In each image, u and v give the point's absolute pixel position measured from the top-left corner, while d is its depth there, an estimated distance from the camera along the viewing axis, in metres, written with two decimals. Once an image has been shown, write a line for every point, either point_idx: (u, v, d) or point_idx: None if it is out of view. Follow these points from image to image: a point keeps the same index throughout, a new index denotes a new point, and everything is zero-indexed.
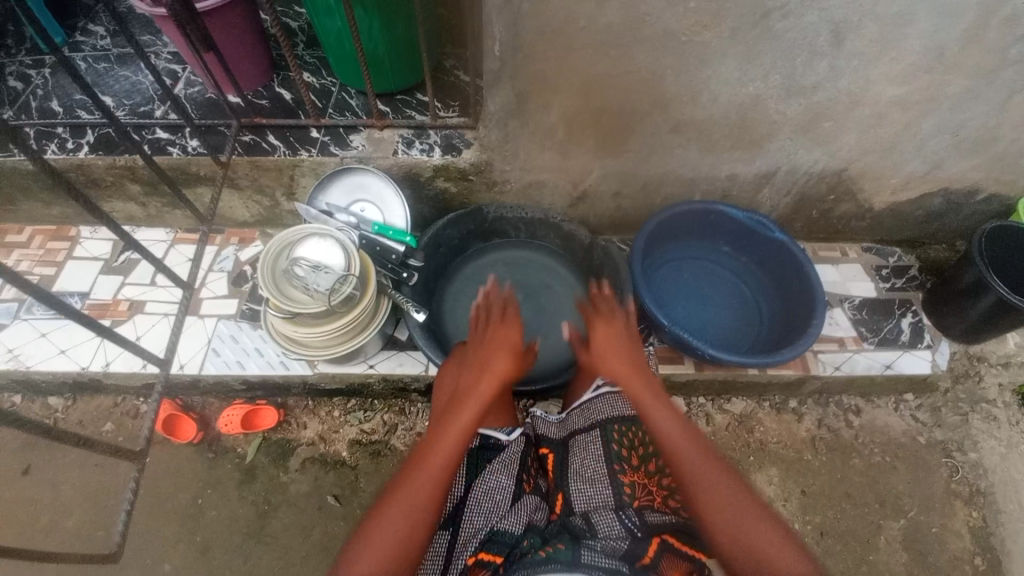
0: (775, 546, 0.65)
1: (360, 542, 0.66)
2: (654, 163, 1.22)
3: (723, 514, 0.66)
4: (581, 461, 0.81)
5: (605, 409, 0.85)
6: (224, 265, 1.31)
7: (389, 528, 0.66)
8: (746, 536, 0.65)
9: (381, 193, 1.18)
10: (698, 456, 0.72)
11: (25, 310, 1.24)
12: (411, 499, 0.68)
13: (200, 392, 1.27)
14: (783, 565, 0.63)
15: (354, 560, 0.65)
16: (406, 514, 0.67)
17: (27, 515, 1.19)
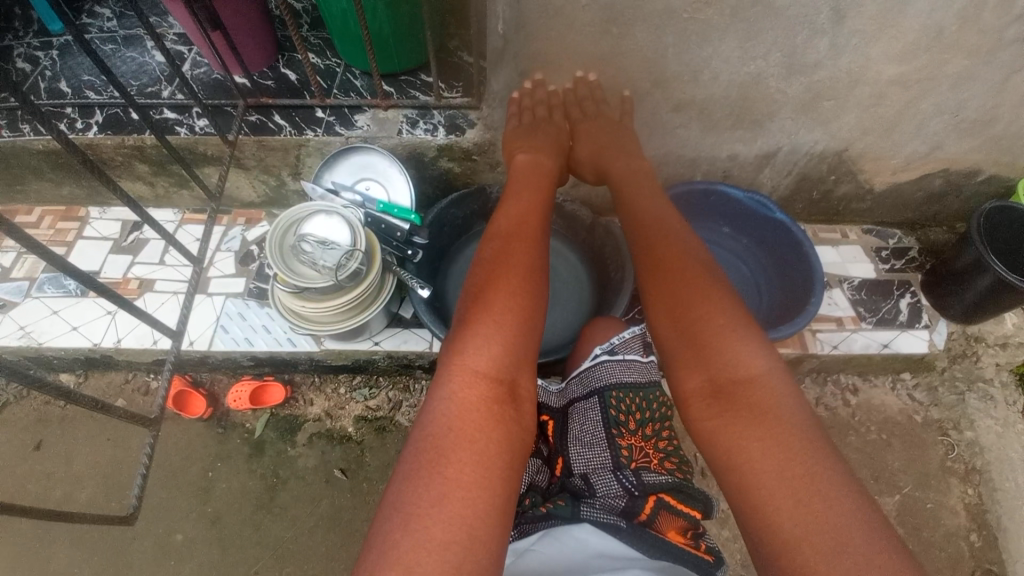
0: (732, 339, 0.69)
1: (475, 321, 0.69)
2: (654, 142, 1.23)
3: (696, 309, 0.73)
4: (580, 427, 0.84)
5: (604, 375, 0.85)
6: (230, 246, 1.33)
7: (506, 312, 0.69)
8: (708, 328, 0.71)
9: (386, 172, 1.20)
10: (682, 267, 0.78)
11: (36, 289, 1.26)
12: (518, 290, 0.72)
13: (208, 368, 1.30)
14: (737, 356, 0.68)
15: (478, 339, 0.67)
16: (517, 302, 0.71)
17: (41, 488, 1.22)
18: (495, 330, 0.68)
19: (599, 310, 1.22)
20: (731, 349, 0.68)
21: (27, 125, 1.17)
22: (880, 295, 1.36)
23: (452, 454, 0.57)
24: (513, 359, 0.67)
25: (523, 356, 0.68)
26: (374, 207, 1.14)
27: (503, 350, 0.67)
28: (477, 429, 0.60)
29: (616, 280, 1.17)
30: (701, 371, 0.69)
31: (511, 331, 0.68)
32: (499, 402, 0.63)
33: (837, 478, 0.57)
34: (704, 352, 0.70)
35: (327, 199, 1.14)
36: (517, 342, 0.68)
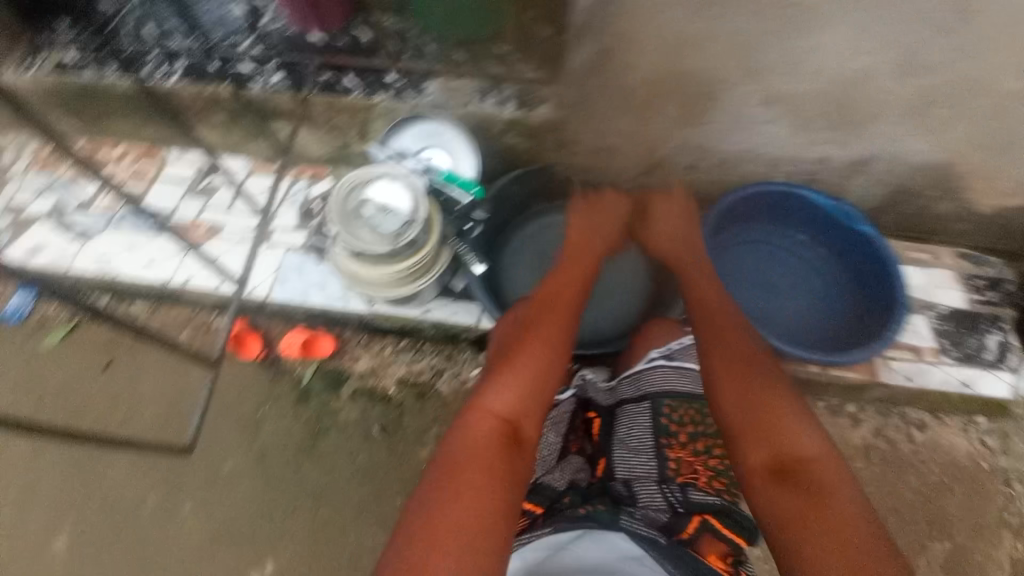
0: (792, 423, 0.74)
1: (507, 373, 0.77)
2: (736, 139, 1.14)
3: (758, 392, 0.77)
4: (627, 430, 0.85)
5: (660, 381, 0.86)
6: (294, 199, 1.37)
7: (536, 371, 0.77)
8: (770, 411, 0.75)
9: (453, 142, 1.19)
10: (738, 347, 0.83)
11: (116, 221, 1.36)
12: (550, 355, 0.80)
13: (268, 314, 1.35)
14: (797, 438, 0.72)
15: (500, 385, 0.75)
16: (548, 365, 0.78)
17: (111, 404, 1.34)
18: (515, 379, 0.76)
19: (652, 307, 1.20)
20: (780, 427, 0.74)
21: (110, 64, 1.25)
22: (966, 328, 1.25)
23: (463, 473, 0.65)
24: (534, 410, 0.74)
25: (535, 404, 0.75)
26: (437, 177, 1.14)
27: (519, 397, 0.74)
28: (488, 456, 0.67)
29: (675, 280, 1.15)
30: (764, 447, 0.72)
31: (539, 386, 0.76)
32: (508, 438, 0.70)
33: (891, 562, 0.59)
34: (767, 431, 0.74)
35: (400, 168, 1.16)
36: (540, 399, 0.76)
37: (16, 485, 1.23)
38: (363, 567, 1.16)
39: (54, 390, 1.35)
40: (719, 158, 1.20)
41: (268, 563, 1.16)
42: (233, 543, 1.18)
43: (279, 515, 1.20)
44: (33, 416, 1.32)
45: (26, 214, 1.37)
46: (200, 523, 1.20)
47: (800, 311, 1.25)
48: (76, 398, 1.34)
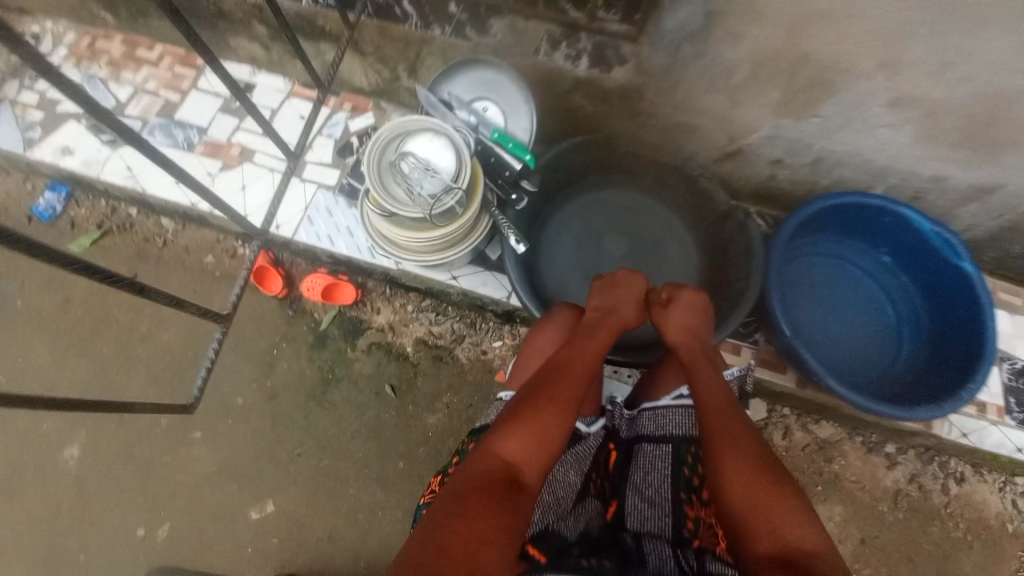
0: (792, 511, 0.63)
1: (502, 428, 0.70)
2: (841, 139, 0.97)
3: (757, 472, 0.66)
4: (643, 474, 0.78)
5: (686, 423, 0.79)
6: (332, 133, 1.27)
7: (539, 430, 0.70)
8: (770, 494, 0.64)
9: (512, 98, 1.05)
10: (736, 424, 0.72)
11: (145, 131, 1.29)
12: (557, 414, 0.72)
13: (292, 251, 1.30)
14: (798, 528, 0.61)
15: (509, 430, 0.69)
16: (552, 421, 0.71)
17: (131, 318, 1.32)
18: (529, 428, 0.70)
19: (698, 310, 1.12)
20: (786, 517, 0.62)
21: None
22: None
23: (458, 517, 0.58)
24: (532, 467, 0.67)
25: (540, 461, 0.68)
26: (488, 134, 1.02)
27: (526, 449, 0.68)
28: (487, 505, 0.60)
29: (734, 289, 1.04)
30: (764, 535, 0.61)
31: (535, 444, 0.69)
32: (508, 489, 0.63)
33: None
34: (765, 516, 0.62)
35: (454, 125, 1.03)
36: (541, 458, 0.68)
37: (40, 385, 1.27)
38: (358, 522, 1.16)
39: (77, 297, 1.33)
40: (812, 158, 1.04)
41: (267, 502, 1.17)
42: (236, 476, 1.19)
43: (283, 457, 1.21)
44: (54, 317, 1.32)
45: (59, 110, 1.33)
46: (207, 451, 1.21)
47: (867, 340, 1.13)
48: (97, 307, 1.32)
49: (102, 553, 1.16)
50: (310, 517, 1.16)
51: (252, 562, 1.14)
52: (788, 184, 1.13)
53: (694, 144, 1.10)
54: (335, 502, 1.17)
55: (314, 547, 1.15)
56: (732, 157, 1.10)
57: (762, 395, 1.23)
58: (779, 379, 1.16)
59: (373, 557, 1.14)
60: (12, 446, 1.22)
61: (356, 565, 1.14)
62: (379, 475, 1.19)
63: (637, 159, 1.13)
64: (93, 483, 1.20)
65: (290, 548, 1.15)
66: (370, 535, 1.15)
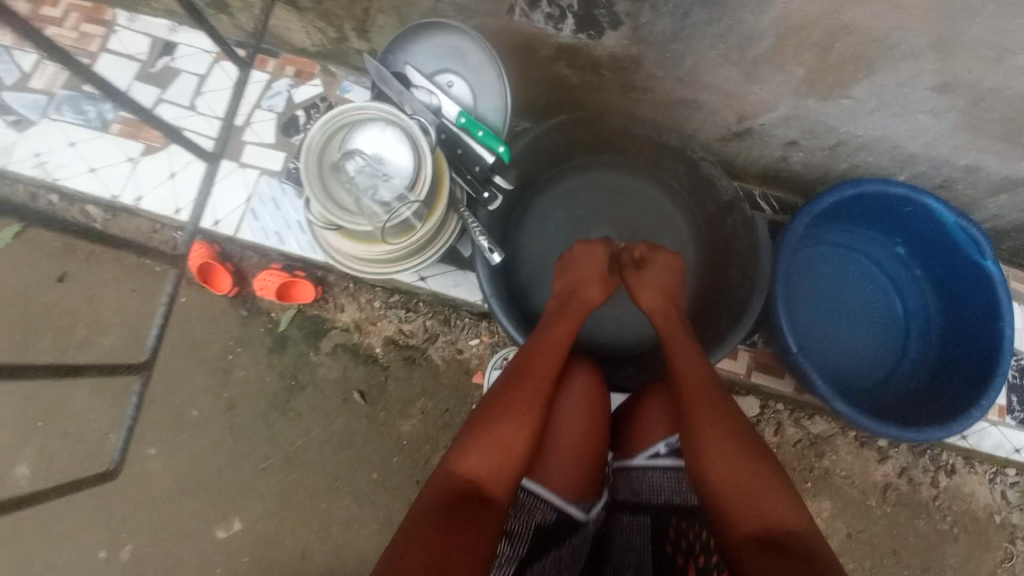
0: (775, 489, 0.60)
1: (466, 437, 0.68)
2: (871, 122, 0.83)
3: (734, 451, 0.64)
4: (629, 557, 0.71)
5: (660, 489, 0.71)
6: (273, 106, 1.09)
7: (505, 434, 0.67)
8: (749, 473, 0.62)
9: (480, 70, 0.87)
10: (710, 400, 0.69)
11: (54, 109, 1.10)
12: (523, 411, 0.70)
13: (242, 243, 1.09)
14: (783, 508, 0.59)
15: (471, 443, 0.67)
16: (519, 422, 0.69)
17: (63, 324, 1.17)
18: (492, 438, 0.67)
19: (697, 312, 1.01)
20: (767, 493, 0.60)
21: None
22: None
23: (414, 544, 0.55)
24: (501, 474, 0.65)
25: (507, 472, 0.66)
26: (454, 118, 0.85)
27: (489, 462, 0.65)
28: (447, 527, 0.57)
29: (735, 293, 0.93)
30: (749, 517, 0.59)
31: (501, 450, 0.66)
32: (472, 507, 0.61)
33: None
34: (748, 496, 0.60)
35: (415, 111, 0.85)
36: (510, 463, 0.66)
37: None
38: (332, 537, 1.10)
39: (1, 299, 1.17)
40: (832, 141, 0.90)
41: (234, 521, 1.11)
42: (198, 493, 1.12)
43: (247, 471, 1.13)
44: None
45: None
46: (164, 467, 1.13)
47: (874, 340, 1.04)
48: (23, 311, 1.17)
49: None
50: (283, 532, 1.11)
51: None
52: (802, 167, 0.98)
53: (697, 123, 0.94)
54: (308, 517, 1.11)
55: (285, 565, 1.10)
56: (740, 138, 0.95)
57: (754, 391, 1.13)
58: (776, 383, 1.11)
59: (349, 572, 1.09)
60: None
61: None
62: (351, 488, 1.12)
63: (629, 138, 0.97)
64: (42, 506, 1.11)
65: (263, 565, 1.10)
66: (345, 550, 1.10)
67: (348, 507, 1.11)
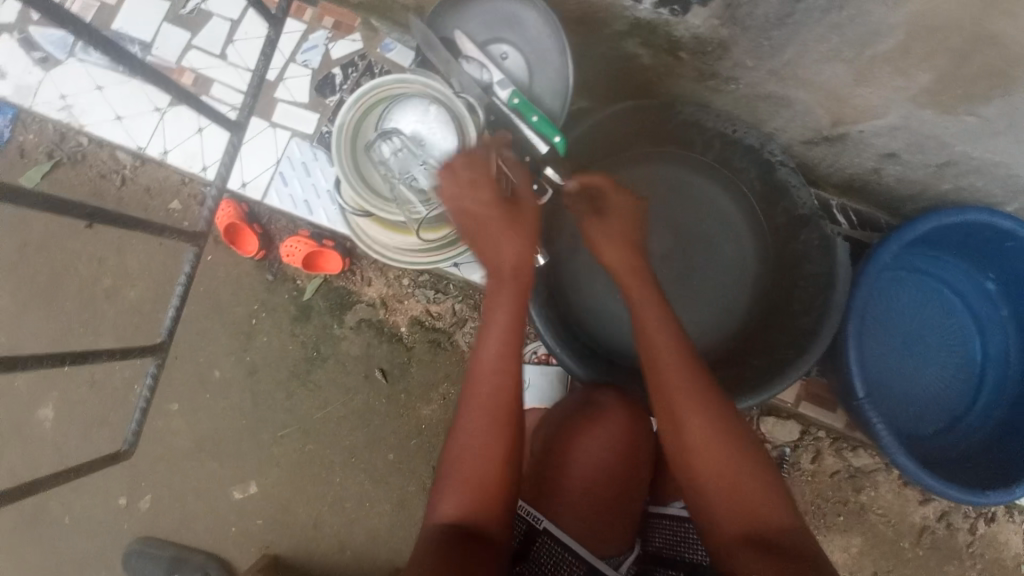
0: (757, 480, 0.62)
1: (445, 475, 0.63)
2: (992, 146, 0.72)
3: (718, 449, 0.62)
4: None
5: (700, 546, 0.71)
6: (308, 60, 1.00)
7: (479, 466, 0.62)
8: (733, 471, 0.62)
9: (539, 43, 0.78)
10: (690, 395, 0.64)
11: (81, 49, 1.04)
12: (491, 437, 0.62)
13: (269, 204, 1.03)
14: (767, 500, 0.61)
15: (450, 479, 0.63)
16: (489, 441, 0.62)
17: (90, 272, 1.15)
18: (468, 468, 0.62)
19: (748, 331, 0.93)
20: (752, 491, 0.61)
21: None
22: None
23: None
24: (488, 506, 0.61)
25: (492, 501, 0.62)
26: (505, 96, 0.75)
27: (471, 495, 0.61)
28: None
29: (799, 320, 0.84)
30: (737, 514, 0.60)
31: (481, 483, 0.62)
32: (461, 548, 0.58)
33: None
34: (735, 492, 0.61)
35: (462, 86, 0.75)
36: (495, 493, 0.62)
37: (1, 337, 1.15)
38: (344, 511, 1.11)
39: (32, 240, 1.16)
40: (940, 158, 0.77)
41: (250, 484, 1.12)
42: (216, 453, 1.13)
43: (264, 438, 1.13)
44: (10, 263, 1.16)
45: None
46: (184, 424, 1.13)
47: (940, 382, 0.96)
48: (52, 255, 1.16)
49: (87, 515, 1.14)
50: (297, 500, 1.11)
51: (236, 539, 1.12)
52: (893, 183, 0.86)
53: (781, 123, 0.82)
54: (322, 489, 1.11)
55: (298, 532, 1.11)
56: (829, 143, 0.82)
57: (796, 417, 1.06)
58: (826, 416, 1.04)
59: (358, 547, 1.10)
60: None
61: (342, 552, 1.10)
62: (366, 466, 1.11)
63: (699, 132, 0.86)
64: (69, 447, 1.14)
65: (277, 529, 1.11)
66: (356, 525, 1.10)
67: (361, 483, 1.11)
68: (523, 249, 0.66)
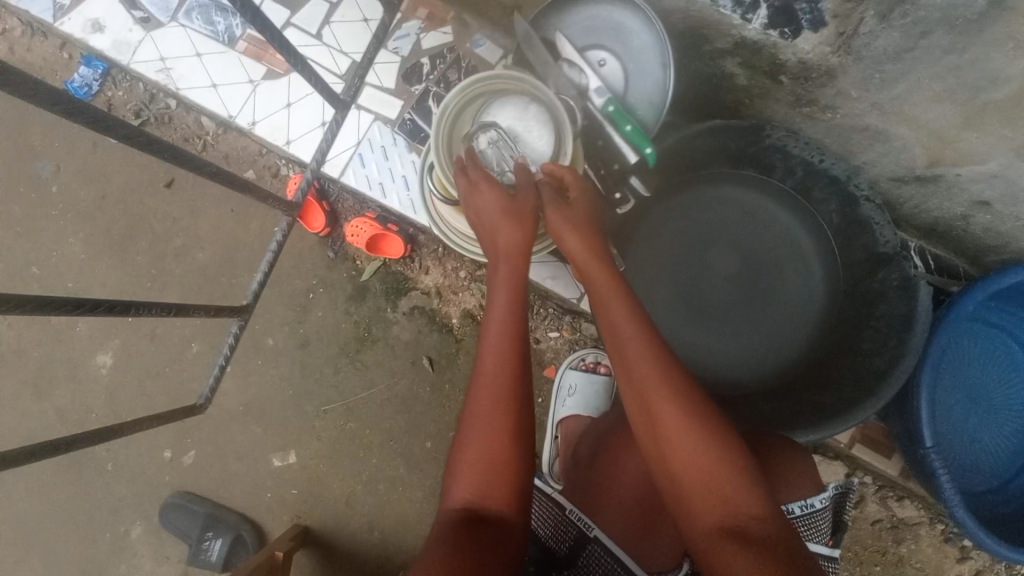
0: (737, 476, 0.58)
1: (455, 457, 0.62)
2: None
3: (694, 443, 0.59)
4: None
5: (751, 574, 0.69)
6: (399, 48, 1.02)
7: (485, 445, 0.61)
8: (708, 465, 0.58)
9: (640, 55, 0.80)
10: (663, 383, 0.60)
11: (183, 14, 1.08)
12: (492, 416, 0.61)
13: (343, 183, 1.06)
14: (747, 496, 0.56)
15: (458, 463, 0.61)
16: (490, 423, 0.61)
17: (164, 230, 1.19)
18: (471, 452, 0.61)
19: (809, 363, 0.91)
20: (728, 484, 0.57)
21: None
22: None
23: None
24: (500, 487, 0.60)
25: (498, 487, 0.60)
26: (601, 103, 0.76)
27: (476, 480, 0.60)
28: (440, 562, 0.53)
29: (868, 359, 0.82)
30: (718, 513, 0.56)
31: (490, 463, 0.60)
32: (467, 532, 0.57)
33: None
34: (714, 488, 0.57)
35: (559, 88, 0.77)
36: (505, 474, 0.60)
37: (72, 282, 1.20)
38: (377, 492, 1.12)
39: (113, 193, 1.21)
40: None
41: (290, 453, 1.15)
42: (260, 419, 1.16)
43: (308, 410, 1.15)
44: (90, 212, 1.21)
45: None
46: (232, 386, 1.16)
47: (1000, 440, 0.92)
48: (130, 210, 1.20)
49: (132, 463, 1.18)
50: (332, 475, 1.13)
51: (270, 506, 1.15)
52: (978, 232, 0.84)
53: (871, 158, 0.81)
54: (358, 466, 1.13)
55: (330, 505, 1.13)
56: (920, 183, 0.81)
57: (843, 457, 1.04)
58: (879, 461, 1.02)
59: (386, 528, 1.12)
60: (50, 339, 1.21)
61: (370, 532, 1.12)
62: (403, 449, 1.12)
63: (783, 157, 0.85)
64: (123, 395, 1.18)
65: (310, 500, 1.14)
66: (385, 507, 1.12)
67: (396, 466, 1.12)
68: (517, 231, 0.68)
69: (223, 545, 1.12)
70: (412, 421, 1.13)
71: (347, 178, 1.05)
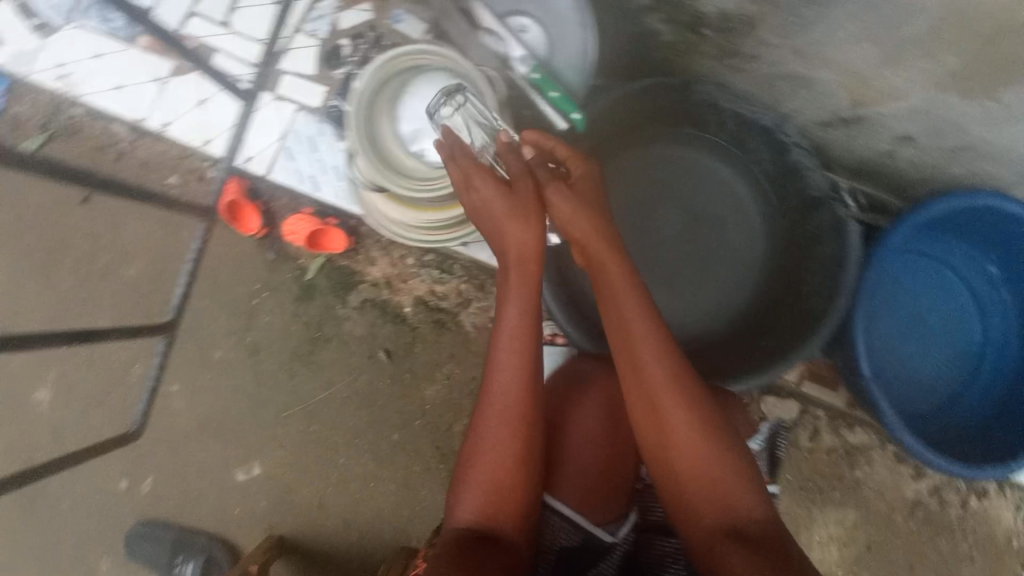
0: (738, 478, 0.61)
1: (462, 478, 0.65)
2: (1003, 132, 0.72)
3: (700, 446, 0.61)
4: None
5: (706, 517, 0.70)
6: (314, 31, 0.97)
7: (495, 465, 0.63)
8: (711, 468, 0.61)
9: (559, 15, 0.78)
10: (672, 390, 0.62)
11: (76, 14, 0.99)
12: (501, 435, 0.64)
13: (272, 179, 1.00)
14: (746, 499, 0.60)
15: (469, 482, 0.63)
16: (500, 441, 0.64)
17: (86, 250, 1.12)
18: (482, 472, 0.63)
19: (756, 310, 0.93)
20: (730, 487, 0.60)
21: None
22: None
23: None
24: (508, 508, 0.62)
25: (506, 503, 0.62)
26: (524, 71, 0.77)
27: (487, 498, 0.62)
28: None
29: (808, 299, 0.84)
30: (719, 514, 0.59)
31: (497, 485, 0.62)
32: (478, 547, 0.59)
33: None
34: (716, 490, 0.60)
35: (478, 58, 0.78)
36: (513, 494, 0.63)
37: None
38: (348, 490, 1.10)
39: (24, 217, 1.12)
40: (954, 142, 0.77)
41: (253, 465, 1.11)
42: (217, 435, 1.11)
43: (267, 419, 1.11)
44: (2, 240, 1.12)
45: None
46: (184, 405, 1.11)
47: (939, 362, 0.97)
48: (47, 233, 1.12)
49: (87, 498, 1.12)
50: (301, 480, 1.11)
51: (240, 521, 1.11)
52: (903, 167, 0.86)
53: (797, 104, 0.82)
54: (326, 468, 1.10)
55: (301, 510, 1.10)
56: (844, 124, 0.82)
57: (796, 395, 1.08)
58: (828, 395, 1.07)
59: (361, 524, 1.10)
60: None
61: (347, 531, 1.10)
62: (369, 444, 1.10)
63: (713, 111, 0.85)
64: (66, 430, 1.12)
65: (281, 508, 1.11)
66: (358, 503, 1.10)
67: (365, 462, 1.10)
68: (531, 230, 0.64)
69: (196, 567, 1.07)
70: (375, 415, 1.10)
71: (275, 174, 1.00)
